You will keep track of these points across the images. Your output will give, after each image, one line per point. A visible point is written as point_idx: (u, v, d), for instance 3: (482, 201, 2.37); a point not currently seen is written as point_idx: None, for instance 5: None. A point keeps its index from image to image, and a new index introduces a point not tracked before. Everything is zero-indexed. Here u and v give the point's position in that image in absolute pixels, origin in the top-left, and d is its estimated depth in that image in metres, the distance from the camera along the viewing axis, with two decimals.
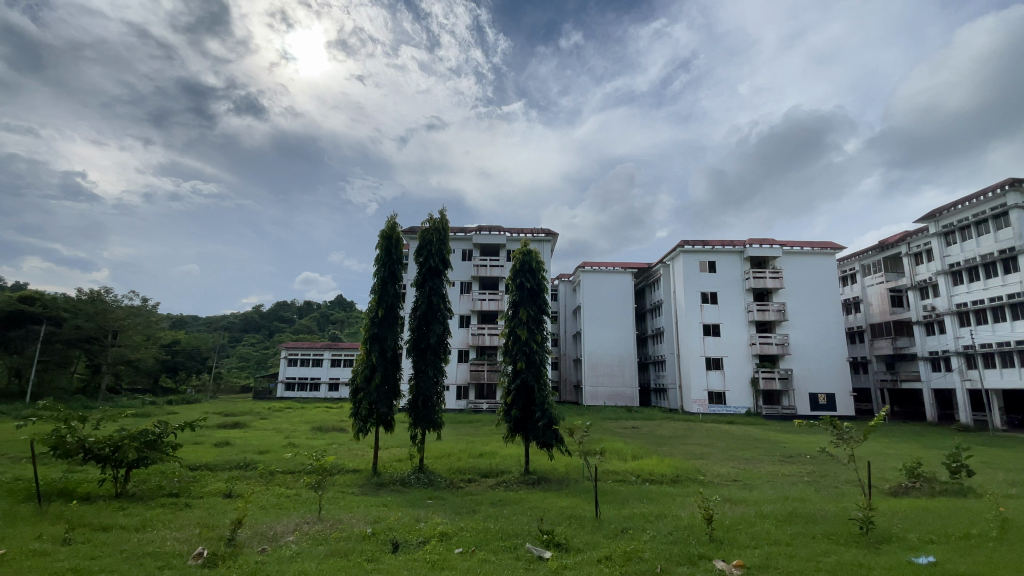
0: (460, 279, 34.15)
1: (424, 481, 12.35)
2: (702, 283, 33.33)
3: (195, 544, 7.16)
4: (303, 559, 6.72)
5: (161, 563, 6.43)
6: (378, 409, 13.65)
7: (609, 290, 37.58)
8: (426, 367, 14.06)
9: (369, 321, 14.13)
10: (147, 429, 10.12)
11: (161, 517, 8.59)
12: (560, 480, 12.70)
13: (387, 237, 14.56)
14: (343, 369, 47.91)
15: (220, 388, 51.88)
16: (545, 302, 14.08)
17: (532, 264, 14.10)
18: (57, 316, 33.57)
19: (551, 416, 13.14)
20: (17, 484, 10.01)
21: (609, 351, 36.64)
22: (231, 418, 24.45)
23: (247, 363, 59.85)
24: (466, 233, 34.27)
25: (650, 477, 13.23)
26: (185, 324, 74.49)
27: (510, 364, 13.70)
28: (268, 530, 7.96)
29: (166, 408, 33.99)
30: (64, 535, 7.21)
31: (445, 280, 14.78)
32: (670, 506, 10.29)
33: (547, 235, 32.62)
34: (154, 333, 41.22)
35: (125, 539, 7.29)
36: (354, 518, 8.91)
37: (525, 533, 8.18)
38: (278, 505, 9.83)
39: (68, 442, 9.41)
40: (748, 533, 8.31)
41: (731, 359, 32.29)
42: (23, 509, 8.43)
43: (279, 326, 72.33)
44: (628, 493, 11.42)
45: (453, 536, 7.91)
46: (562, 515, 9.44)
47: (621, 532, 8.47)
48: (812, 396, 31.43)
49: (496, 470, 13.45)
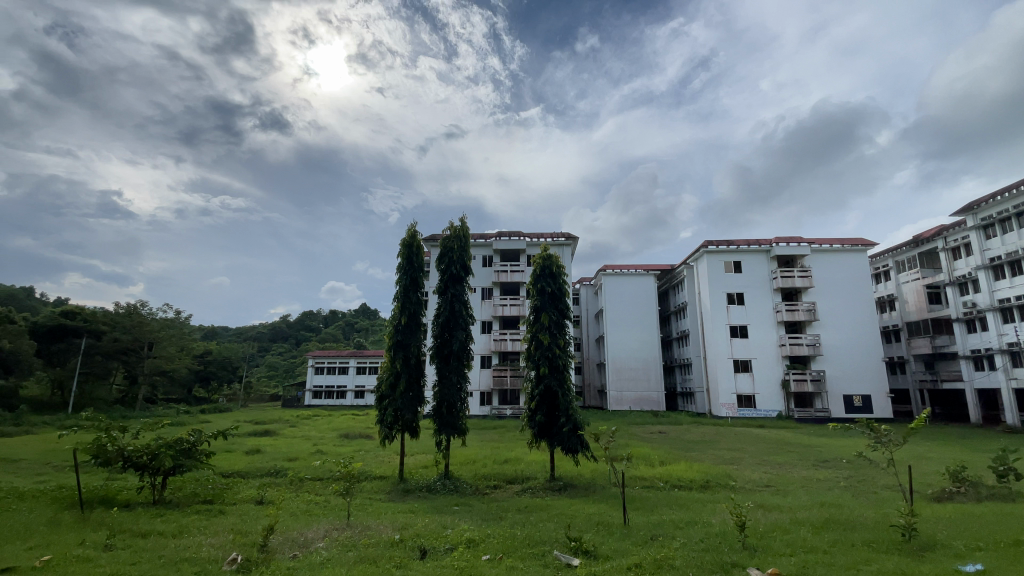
0: (481, 285, 34.23)
1: (450, 488, 12.38)
2: (728, 283, 32.63)
3: (229, 551, 7.31)
4: (333, 565, 6.78)
5: (197, 568, 6.58)
6: (403, 415, 13.74)
7: (631, 292, 37.17)
8: (450, 374, 14.12)
9: (393, 328, 14.26)
10: (182, 437, 10.46)
11: (197, 523, 8.81)
12: (586, 487, 12.55)
13: (408, 245, 14.73)
14: (368, 377, 48.41)
15: (251, 397, 53.11)
16: (567, 306, 14.05)
17: (552, 269, 14.03)
18: (96, 329, 35.25)
19: (576, 421, 13.01)
20: (60, 492, 10.46)
21: (634, 355, 36.15)
22: (261, 425, 25.09)
23: (276, 372, 61.30)
24: (486, 239, 34.11)
25: (678, 483, 12.98)
26: (217, 335, 76.86)
27: (532, 369, 13.65)
28: (299, 537, 8.07)
29: (200, 416, 35.05)
30: (105, 541, 7.46)
31: (466, 287, 14.82)
32: (701, 514, 10.03)
33: (567, 239, 32.58)
34: (188, 344, 42.54)
35: (162, 545, 7.49)
36: (382, 523, 8.99)
37: (553, 541, 8.09)
38: (309, 512, 9.96)
39: (108, 450, 9.77)
40: (783, 541, 8.05)
41: (760, 360, 31.49)
42: (66, 517, 8.75)
43: (306, 335, 73.94)
44: (657, 500, 11.20)
45: (480, 543, 7.89)
46: (590, 522, 9.31)
47: (650, 540, 8.29)
48: (846, 398, 30.46)
49: (522, 476, 13.37)
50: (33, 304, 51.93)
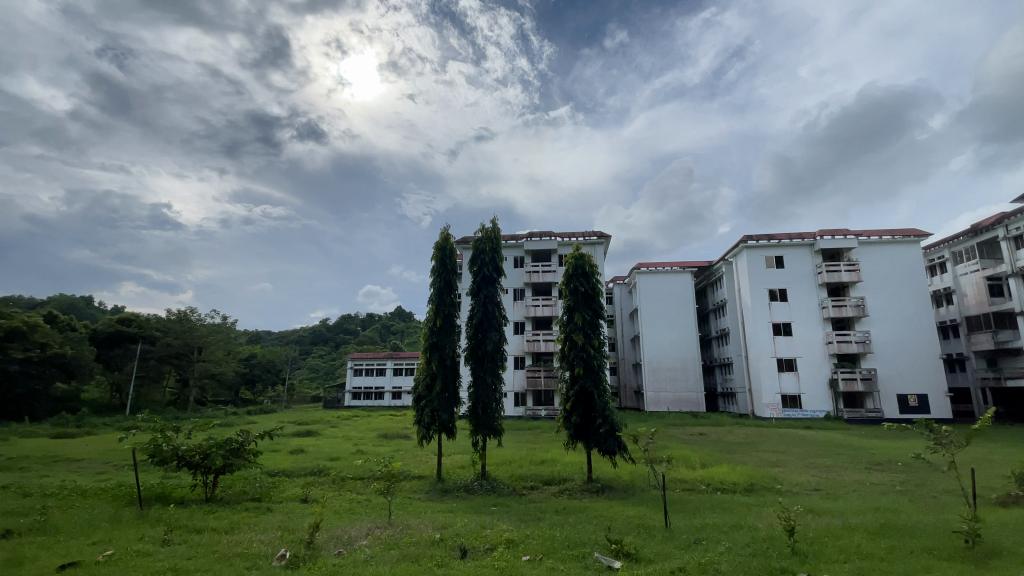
0: (513, 286, 34.27)
1: (487, 488, 12.44)
2: (769, 279, 31.48)
3: (278, 547, 7.55)
4: (376, 562, 6.92)
5: (249, 563, 6.82)
6: (439, 415, 13.89)
7: (667, 290, 36.41)
8: (484, 374, 14.17)
9: (428, 329, 14.45)
10: (232, 437, 10.88)
11: (246, 520, 9.14)
12: (625, 489, 12.34)
13: (442, 248, 14.91)
14: (405, 378, 49.23)
15: (294, 398, 54.91)
16: (601, 305, 13.87)
17: (585, 268, 13.86)
18: (150, 335, 37.63)
19: (613, 422, 12.82)
20: (121, 490, 11.08)
21: (671, 355, 35.40)
22: (304, 426, 25.90)
23: (317, 374, 63.13)
24: (517, 240, 34.14)
25: (721, 486, 12.59)
26: (261, 339, 79.88)
27: (567, 370, 13.52)
28: (343, 534, 8.27)
29: (246, 417, 36.51)
30: (163, 536, 7.84)
31: (499, 287, 14.85)
32: (746, 517, 9.71)
33: (599, 237, 32.25)
34: (234, 349, 44.34)
35: (216, 540, 7.82)
36: (422, 523, 9.09)
37: (593, 543, 7.98)
38: (351, 510, 10.22)
39: (163, 450, 10.26)
40: (835, 546, 7.68)
41: (805, 359, 30.26)
42: (127, 513, 9.25)
43: (345, 338, 75.94)
44: (699, 503, 10.90)
45: (520, 544, 7.87)
46: (630, 524, 9.14)
47: (694, 544, 8.06)
48: (900, 398, 28.92)
49: (558, 478, 13.26)
50: (93, 312, 55.34)
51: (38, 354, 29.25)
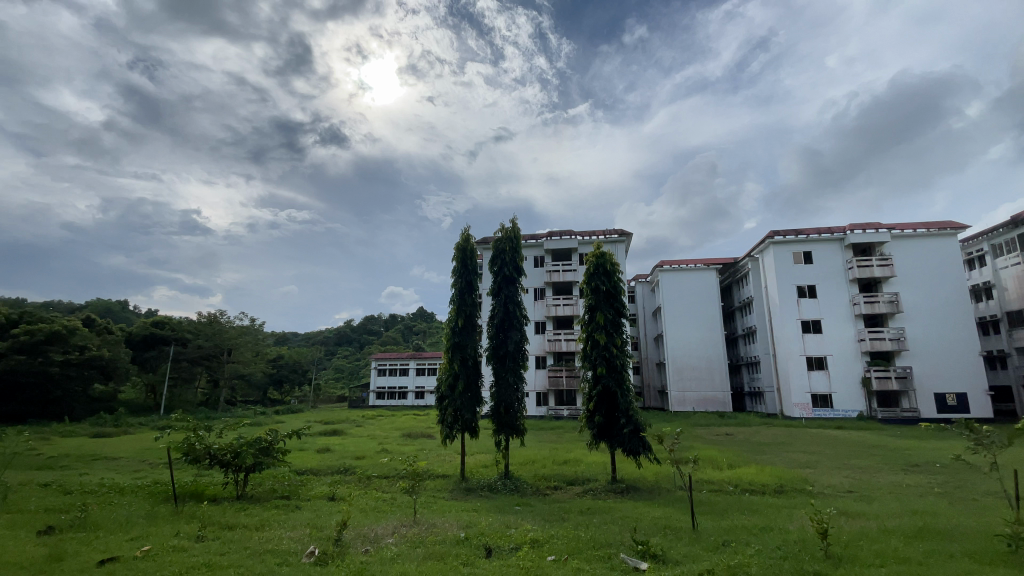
0: (534, 286, 34.21)
1: (510, 487, 12.45)
2: (797, 275, 30.66)
3: (307, 544, 7.69)
4: (403, 561, 6.98)
5: (279, 560, 6.97)
6: (462, 415, 13.97)
7: (691, 288, 35.84)
8: (506, 374, 14.18)
9: (450, 329, 14.54)
10: (261, 436, 11.13)
11: (276, 517, 9.35)
12: (650, 490, 12.18)
13: (463, 248, 14.98)
14: (427, 378, 49.67)
15: (320, 398, 55.96)
16: (623, 304, 13.72)
17: (607, 266, 13.73)
18: (182, 337, 38.75)
19: (637, 422, 12.68)
20: (157, 487, 11.45)
21: (695, 354, 34.84)
22: (330, 425, 26.39)
23: (342, 374, 64.19)
24: (537, 240, 34.07)
25: (750, 487, 12.32)
26: (288, 340, 81.67)
27: (589, 370, 13.42)
28: (369, 532, 8.37)
29: (274, 417, 37.31)
30: (197, 533, 8.08)
31: (519, 287, 14.83)
32: (776, 519, 9.47)
33: (620, 235, 31.93)
34: (262, 350, 45.41)
35: (248, 537, 8.03)
36: (447, 521, 9.14)
37: (619, 544, 7.90)
38: (377, 508, 10.33)
39: (197, 449, 10.56)
40: (869, 550, 7.45)
41: (836, 357, 29.39)
42: (163, 510, 9.55)
43: (369, 339, 77.04)
44: (727, 504, 10.69)
45: (545, 543, 7.84)
46: (656, 525, 9.01)
47: (722, 545, 7.91)
48: (937, 397, 27.85)
49: (582, 478, 13.19)
50: (128, 315, 57.41)
51: (77, 356, 30.41)
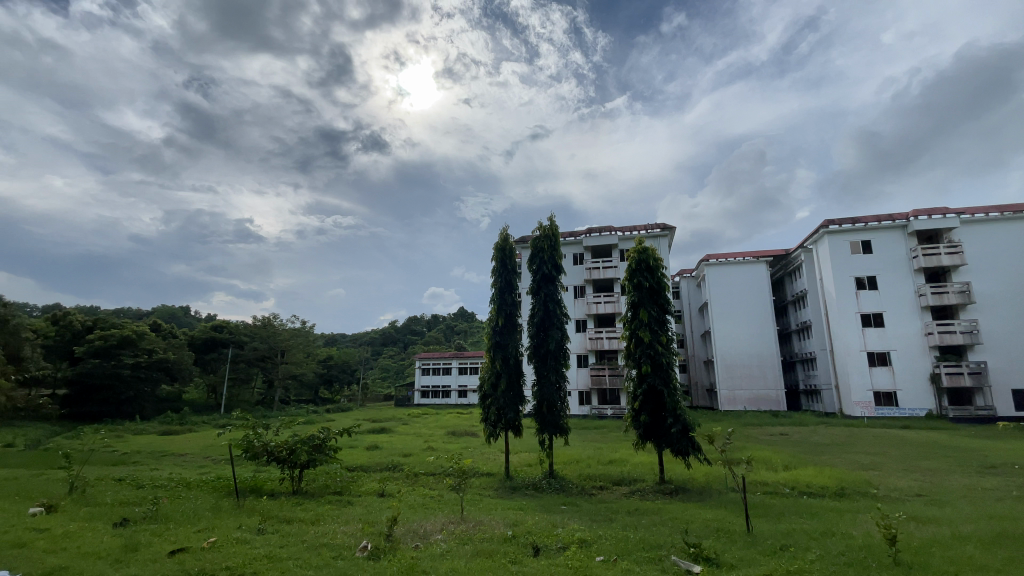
0: (574, 284, 33.92)
1: (555, 487, 12.37)
2: (855, 266, 28.93)
3: (360, 538, 7.93)
4: (452, 557, 7.07)
5: (335, 553, 7.20)
6: (505, 414, 14.00)
7: (739, 282, 34.53)
8: (548, 373, 14.10)
9: (491, 329, 14.63)
10: (314, 434, 11.57)
11: (330, 512, 9.69)
12: (700, 491, 11.82)
13: (501, 248, 15.03)
14: (470, 377, 50.21)
15: (368, 396, 57.72)
16: (667, 300, 13.34)
17: (650, 262, 13.41)
18: (239, 340, 40.92)
19: (685, 422, 12.32)
20: (221, 482, 12.12)
21: (745, 351, 33.57)
22: (378, 424, 27.18)
23: (388, 374, 65.90)
24: (576, 237, 33.78)
25: (808, 490, 11.71)
26: (336, 341, 84.61)
27: (634, 368, 13.14)
28: (419, 528, 8.54)
29: (325, 415, 38.69)
30: (259, 526, 8.49)
31: (559, 285, 14.73)
32: (838, 524, 8.96)
33: (662, 229, 31.19)
34: (313, 351, 47.22)
35: (305, 530, 8.35)
36: (494, 519, 9.21)
37: (669, 545, 7.73)
38: (425, 505, 10.52)
39: (255, 445, 11.07)
40: (941, 557, 6.93)
41: (900, 352, 27.56)
42: (226, 504, 10.10)
43: (412, 339, 78.79)
44: (784, 507, 10.20)
45: (593, 543, 7.76)
46: (707, 528, 8.72)
47: (780, 550, 7.55)
48: (1016, 394, 25.67)
49: (629, 478, 12.96)
50: (190, 320, 61.07)
51: (146, 359, 32.63)
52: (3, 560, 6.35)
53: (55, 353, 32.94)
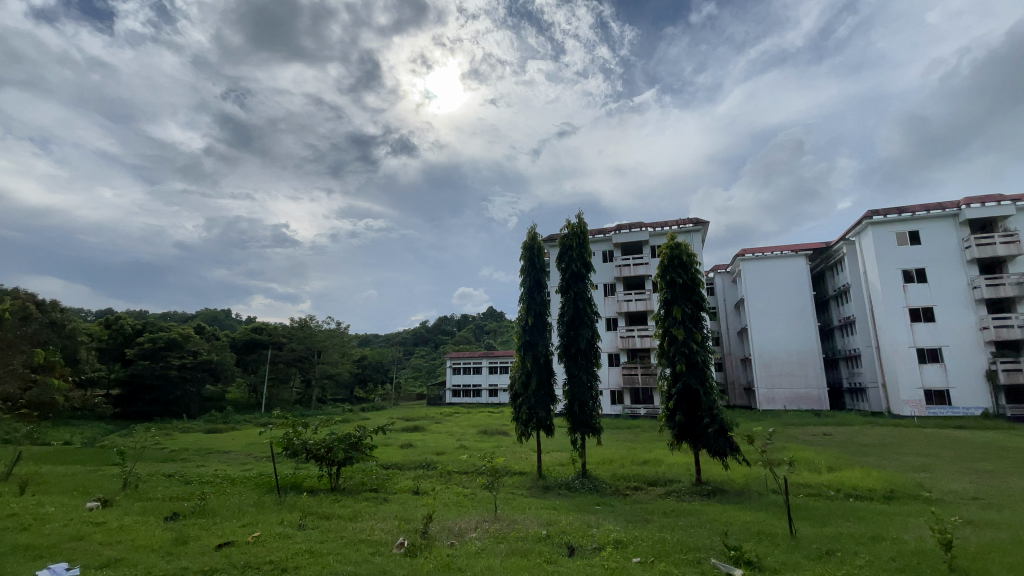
0: (604, 282, 33.58)
1: (589, 487, 12.24)
2: (902, 258, 27.55)
3: (397, 535, 8.06)
4: (488, 555, 7.12)
5: (373, 549, 7.34)
6: (537, 413, 13.97)
7: (777, 277, 33.44)
8: (579, 372, 13.99)
9: (521, 328, 14.64)
10: (350, 432, 11.83)
11: (367, 509, 9.89)
12: (739, 492, 11.49)
13: (529, 247, 14.98)
14: (501, 376, 50.41)
15: (401, 395, 58.71)
16: (701, 297, 13.02)
17: (682, 258, 13.12)
18: (278, 341, 42.30)
19: (721, 421, 12.00)
20: (263, 478, 12.55)
21: (784, 348, 32.47)
22: (411, 422, 27.56)
23: (420, 373, 66.93)
24: (605, 234, 33.46)
25: (855, 492, 11.23)
26: (369, 341, 86.48)
27: (668, 367, 12.88)
28: (453, 526, 8.62)
29: (360, 414, 39.54)
30: (300, 521, 8.74)
31: (589, 283, 14.57)
32: (888, 528, 8.55)
33: (695, 224, 30.50)
34: (348, 351, 48.36)
35: (343, 526, 8.54)
36: (528, 518, 9.20)
37: (709, 548, 7.54)
38: (460, 503, 10.62)
39: (295, 443, 11.41)
40: (1004, 563, 6.51)
41: (953, 348, 26.09)
42: (269, 500, 10.46)
43: (443, 338, 79.80)
44: (830, 510, 9.81)
45: (629, 544, 7.65)
46: (747, 531, 8.47)
47: (827, 554, 7.26)
48: None
49: (664, 479, 12.72)
50: (231, 322, 63.56)
51: (191, 360, 34.10)
52: (65, 552, 6.74)
53: (109, 356, 35.03)
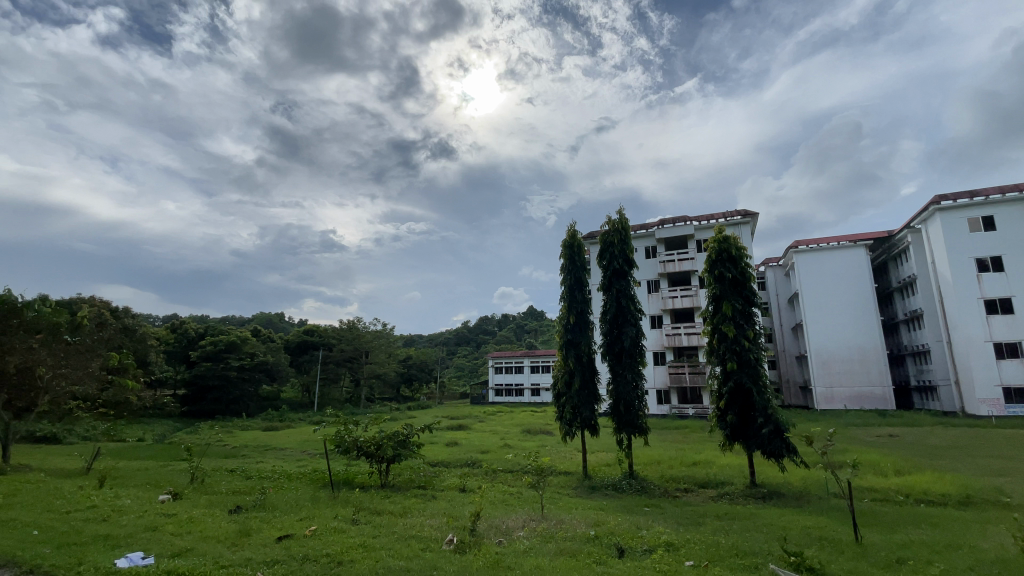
0: (647, 278, 32.90)
1: (636, 488, 12.02)
2: (975, 245, 25.45)
3: (446, 532, 8.18)
4: (536, 554, 7.10)
5: (423, 545, 7.48)
6: (581, 413, 13.83)
7: (834, 269, 31.69)
8: (623, 371, 13.74)
9: (563, 328, 14.52)
10: (398, 431, 12.12)
11: (416, 505, 10.10)
12: (797, 496, 10.95)
13: (570, 245, 14.85)
14: (543, 376, 50.28)
15: (445, 394, 59.71)
16: (753, 292, 12.49)
17: (732, 252, 12.63)
18: (328, 342, 43.95)
19: (777, 422, 11.49)
20: (318, 474, 13.07)
21: (843, 344, 30.75)
22: (457, 420, 27.97)
23: (463, 372, 67.87)
24: (648, 230, 32.79)
25: (926, 497, 10.45)
26: (414, 342, 88.46)
27: (718, 365, 12.42)
28: (501, 524, 8.65)
29: (406, 412, 40.43)
30: (353, 516, 9.01)
31: (632, 280, 14.28)
32: (965, 535, 7.91)
33: (743, 216, 29.37)
34: (394, 352, 49.62)
35: (394, 522, 8.76)
36: (575, 518, 9.10)
37: (766, 553, 7.22)
38: (506, 501, 10.67)
39: (346, 441, 11.80)
40: None
41: None
42: (324, 495, 10.88)
43: (484, 338, 80.65)
44: (898, 516, 9.19)
45: (681, 547, 7.44)
46: (808, 536, 8.07)
47: (897, 563, 6.81)
48: None
49: (716, 481, 12.30)
50: (284, 325, 66.64)
51: (249, 362, 35.90)
52: (140, 541, 7.23)
53: (175, 358, 37.48)
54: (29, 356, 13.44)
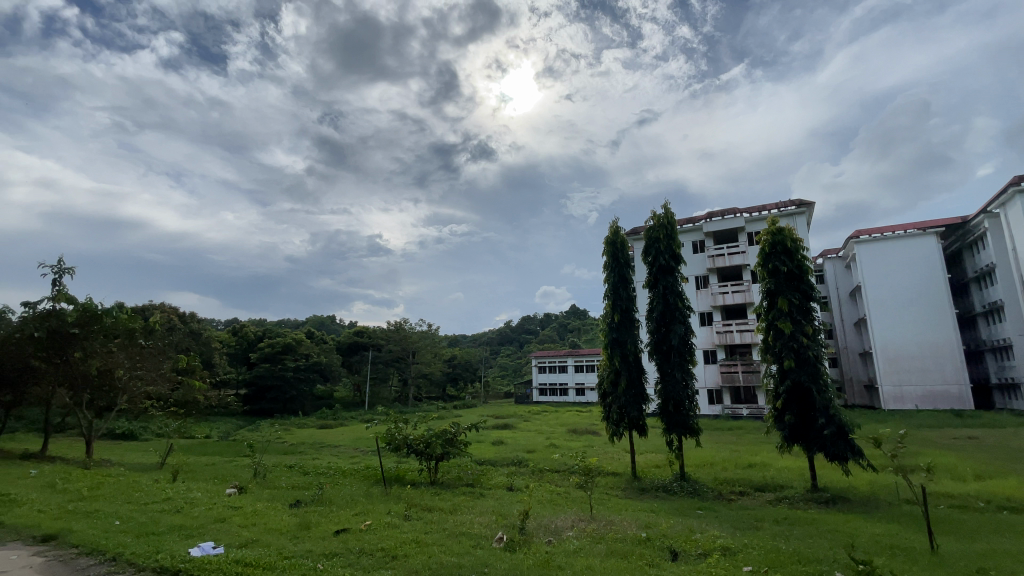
0: (695, 274, 31.90)
1: (689, 490, 11.68)
2: None
3: (495, 530, 8.24)
4: (587, 554, 7.03)
5: (475, 542, 7.57)
6: (628, 413, 13.59)
7: (899, 260, 29.64)
8: (672, 369, 13.37)
9: (607, 327, 14.30)
10: (446, 429, 12.32)
11: (465, 502, 10.26)
12: (863, 502, 10.29)
13: (613, 242, 14.61)
14: (588, 375, 49.75)
15: (490, 394, 60.23)
16: (811, 286, 11.87)
17: (786, 244, 12.06)
18: (377, 343, 45.31)
19: (840, 423, 10.87)
20: (370, 471, 13.48)
21: (912, 340, 28.69)
22: (503, 420, 28.15)
23: (507, 372, 68.27)
24: (695, 224, 31.80)
25: (1011, 504, 9.58)
26: (458, 342, 89.80)
27: (774, 363, 11.87)
28: (550, 523, 8.65)
29: (452, 411, 40.99)
30: (405, 512, 9.26)
31: (679, 276, 13.87)
32: None
33: (798, 207, 27.97)
34: (439, 352, 50.55)
35: (445, 519, 8.92)
36: (625, 520, 8.96)
37: (832, 560, 6.85)
38: (555, 501, 10.64)
39: (397, 438, 12.13)
40: None
41: None
42: (377, 491, 11.23)
43: (527, 338, 80.85)
44: (979, 524, 8.46)
45: (738, 552, 7.17)
46: (877, 544, 7.57)
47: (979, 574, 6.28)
48: None
49: (774, 484, 11.75)
50: (335, 327, 69.27)
51: (304, 362, 37.50)
52: (211, 532, 7.72)
53: (237, 359, 39.70)
54: (108, 359, 14.58)
